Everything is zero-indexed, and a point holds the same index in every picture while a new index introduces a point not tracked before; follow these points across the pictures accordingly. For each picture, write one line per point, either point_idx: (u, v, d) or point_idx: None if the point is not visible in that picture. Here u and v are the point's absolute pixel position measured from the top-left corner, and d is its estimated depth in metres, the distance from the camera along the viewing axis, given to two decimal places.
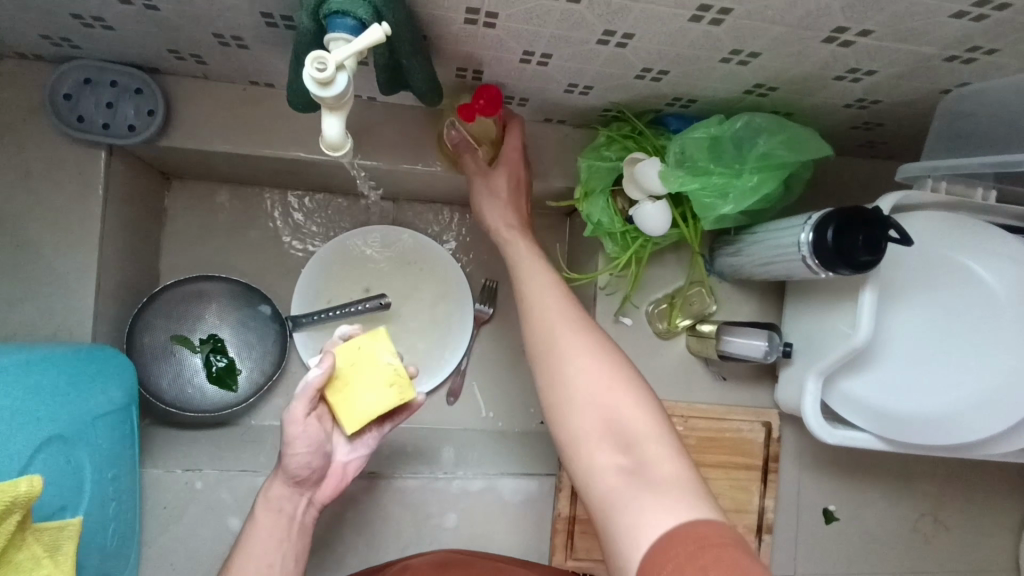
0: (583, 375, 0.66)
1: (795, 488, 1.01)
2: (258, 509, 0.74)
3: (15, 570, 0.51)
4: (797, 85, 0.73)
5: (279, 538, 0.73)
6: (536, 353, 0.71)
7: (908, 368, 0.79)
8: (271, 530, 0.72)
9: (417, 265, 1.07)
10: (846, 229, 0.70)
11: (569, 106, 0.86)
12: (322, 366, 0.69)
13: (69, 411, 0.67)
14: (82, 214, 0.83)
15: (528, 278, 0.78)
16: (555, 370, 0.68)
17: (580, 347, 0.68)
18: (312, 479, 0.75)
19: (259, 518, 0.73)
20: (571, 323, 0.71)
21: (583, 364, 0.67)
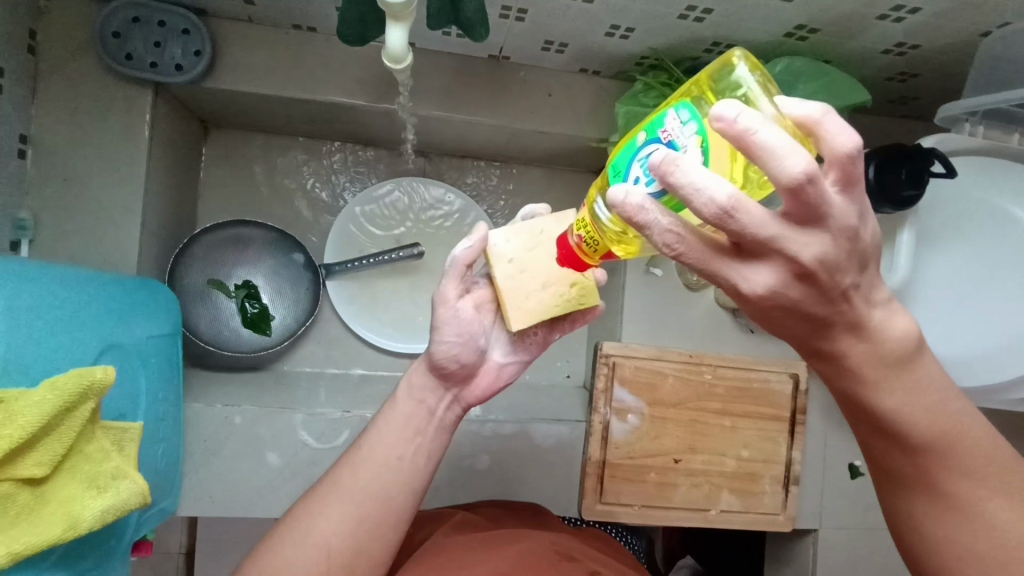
0: (944, 517, 0.56)
1: (820, 442, 1.02)
2: (396, 397, 0.69)
3: (86, 460, 0.53)
4: (838, 26, 0.75)
5: (415, 437, 0.67)
6: (880, 472, 0.59)
7: (943, 314, 0.81)
8: (408, 423, 0.67)
9: (448, 220, 1.08)
10: (887, 166, 0.71)
11: (607, 53, 0.88)
12: (473, 242, 0.60)
13: (125, 329, 0.69)
14: (129, 151, 0.85)
15: (887, 387, 0.52)
16: (916, 503, 0.57)
17: (959, 481, 0.55)
18: (462, 375, 0.68)
19: (398, 407, 0.68)
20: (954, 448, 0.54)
21: (1000, 513, 0.54)
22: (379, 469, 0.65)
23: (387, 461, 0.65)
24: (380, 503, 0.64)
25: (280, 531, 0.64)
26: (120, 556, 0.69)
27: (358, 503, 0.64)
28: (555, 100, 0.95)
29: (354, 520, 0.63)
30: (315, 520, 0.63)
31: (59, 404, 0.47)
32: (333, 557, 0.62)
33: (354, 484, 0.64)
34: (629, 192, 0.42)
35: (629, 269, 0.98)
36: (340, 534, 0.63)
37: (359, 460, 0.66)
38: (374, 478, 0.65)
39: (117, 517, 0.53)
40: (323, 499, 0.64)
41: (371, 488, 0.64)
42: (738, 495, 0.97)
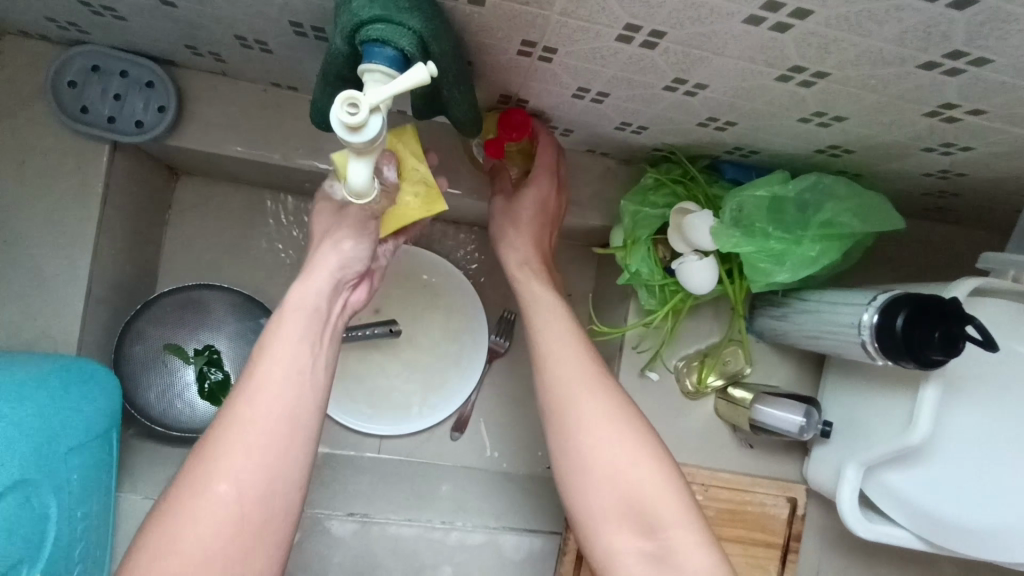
0: (582, 392, 0.67)
1: (813, 570, 0.93)
2: (284, 312, 0.62)
3: None
4: (878, 151, 0.65)
5: (308, 346, 0.61)
6: (548, 417, 0.69)
7: (960, 470, 0.72)
8: (305, 329, 0.61)
9: (432, 290, 1.00)
10: (919, 320, 0.63)
11: (616, 142, 0.79)
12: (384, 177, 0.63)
13: (39, 455, 0.60)
14: (78, 212, 0.77)
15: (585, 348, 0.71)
16: (568, 432, 0.66)
17: (603, 400, 0.67)
18: (354, 275, 0.68)
19: (288, 320, 0.61)
20: (589, 369, 0.69)
21: (589, 404, 0.66)
22: (278, 388, 0.58)
23: (289, 375, 0.58)
24: (287, 420, 0.57)
25: (175, 489, 0.54)
26: None
27: (265, 433, 0.56)
28: None
29: (264, 449, 0.55)
30: (219, 469, 0.54)
31: None
32: (246, 496, 0.54)
33: (256, 416, 0.56)
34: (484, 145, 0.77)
35: (622, 370, 0.90)
36: (250, 463, 0.55)
37: (251, 389, 0.57)
38: (279, 401, 0.57)
39: None
40: (221, 447, 0.55)
41: (274, 412, 0.57)
42: None
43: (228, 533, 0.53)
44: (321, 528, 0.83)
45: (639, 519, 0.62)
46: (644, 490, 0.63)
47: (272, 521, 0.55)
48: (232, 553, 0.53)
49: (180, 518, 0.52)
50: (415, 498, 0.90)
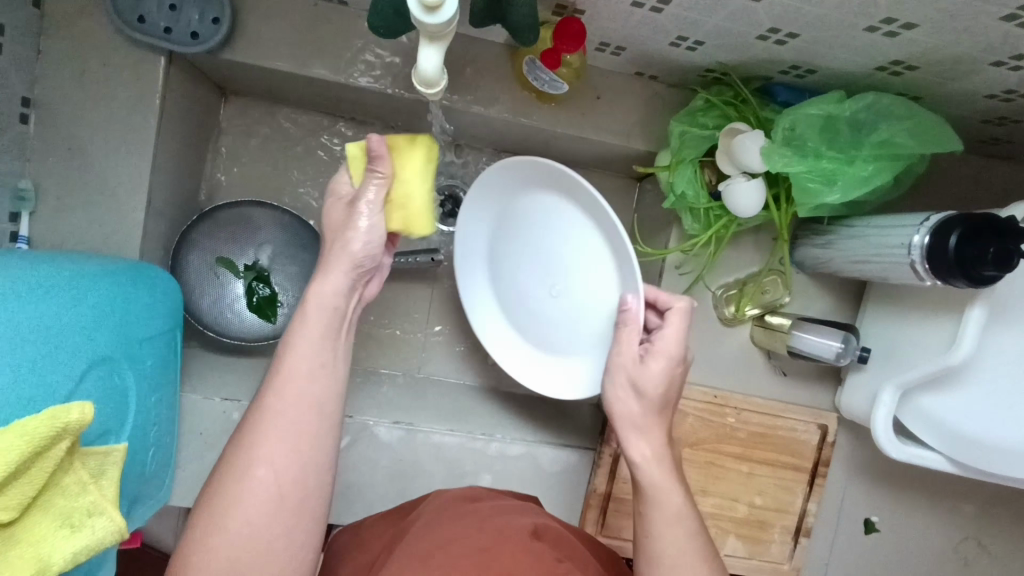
0: (665, 517, 0.62)
1: (838, 494, 0.97)
2: (306, 306, 0.61)
3: (62, 494, 0.49)
4: (942, 67, 0.64)
5: (329, 339, 0.61)
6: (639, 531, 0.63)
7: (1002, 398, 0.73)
8: (323, 327, 0.61)
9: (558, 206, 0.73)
10: (974, 238, 0.63)
11: (669, 62, 0.78)
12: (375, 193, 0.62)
13: (117, 339, 0.63)
14: (136, 123, 0.79)
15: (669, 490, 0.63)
16: None
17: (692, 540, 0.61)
18: (371, 271, 0.65)
19: (310, 315, 0.61)
20: (691, 539, 0.61)
21: (671, 533, 0.61)
22: (304, 379, 0.59)
23: (313, 368, 0.60)
24: (315, 410, 0.59)
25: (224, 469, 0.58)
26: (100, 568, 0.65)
27: (292, 422, 0.58)
28: (603, 104, 0.85)
29: (294, 438, 0.58)
30: (253, 458, 0.57)
31: (27, 451, 0.43)
32: (282, 481, 0.57)
33: (280, 412, 0.58)
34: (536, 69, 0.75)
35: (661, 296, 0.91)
36: (280, 454, 0.57)
37: (278, 383, 0.59)
38: (306, 391, 0.59)
39: (90, 555, 0.50)
40: (257, 436, 0.57)
41: (295, 403, 0.59)
42: (744, 540, 0.93)
43: (266, 520, 0.56)
44: (370, 434, 0.87)
45: None
46: None
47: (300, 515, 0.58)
48: (267, 541, 0.56)
49: (222, 506, 0.56)
50: (456, 414, 0.94)
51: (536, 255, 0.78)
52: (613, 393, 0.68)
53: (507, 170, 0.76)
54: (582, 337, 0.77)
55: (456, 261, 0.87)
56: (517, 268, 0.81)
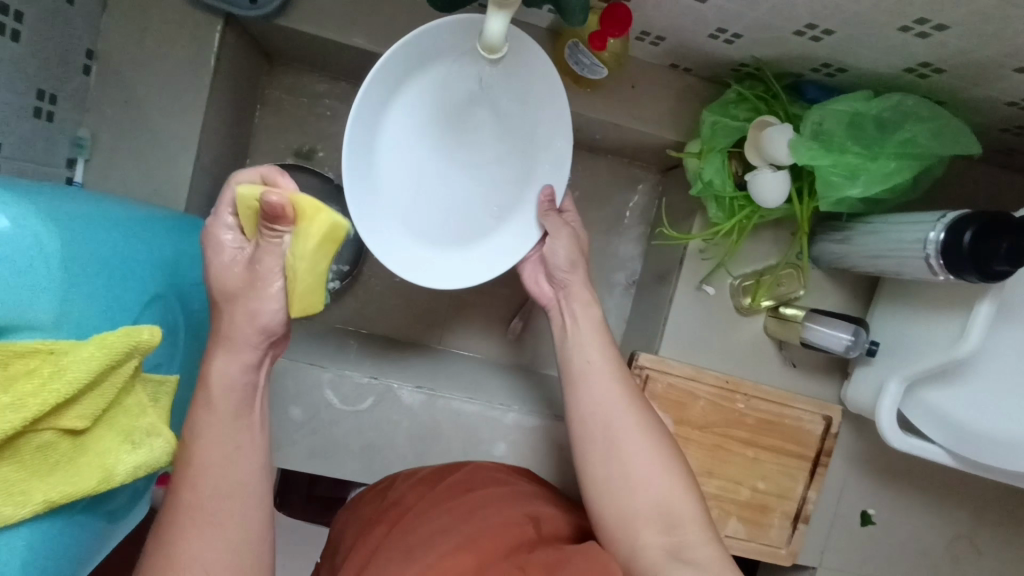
0: (615, 409, 0.71)
1: (838, 485, 1.00)
2: (208, 390, 0.58)
3: (124, 413, 0.52)
4: (968, 71, 0.68)
5: (239, 418, 0.59)
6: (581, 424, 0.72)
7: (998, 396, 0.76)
8: (233, 408, 0.59)
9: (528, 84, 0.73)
10: (987, 234, 0.67)
11: (706, 54, 0.81)
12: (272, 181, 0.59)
13: (171, 278, 0.67)
14: (192, 81, 0.82)
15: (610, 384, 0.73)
16: (626, 484, 0.68)
17: (643, 418, 0.71)
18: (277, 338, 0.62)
19: (215, 403, 0.58)
20: (647, 425, 0.71)
21: (624, 419, 0.70)
22: (225, 461, 0.57)
23: (229, 487, 0.57)
24: (241, 488, 0.57)
25: (172, 515, 0.55)
26: (141, 500, 0.68)
27: (227, 495, 0.56)
28: (638, 92, 0.88)
29: (225, 519, 0.56)
30: (187, 535, 0.54)
31: (107, 362, 0.47)
32: (221, 562, 0.54)
33: (217, 445, 0.57)
34: (576, 51, 0.79)
35: (680, 282, 0.95)
36: (228, 482, 0.57)
37: (210, 430, 0.58)
38: (236, 469, 0.57)
39: (146, 472, 0.53)
40: (179, 531, 0.54)
41: (229, 444, 0.58)
42: (745, 524, 0.96)
43: (229, 548, 0.55)
44: (393, 396, 0.90)
45: (676, 549, 0.65)
46: (667, 503, 0.67)
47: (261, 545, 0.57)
48: None
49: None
50: (474, 383, 0.98)
51: (410, 138, 0.73)
52: (561, 280, 0.80)
53: (400, 54, 0.65)
54: (510, 201, 0.80)
55: (342, 175, 0.67)
56: (387, 163, 0.72)
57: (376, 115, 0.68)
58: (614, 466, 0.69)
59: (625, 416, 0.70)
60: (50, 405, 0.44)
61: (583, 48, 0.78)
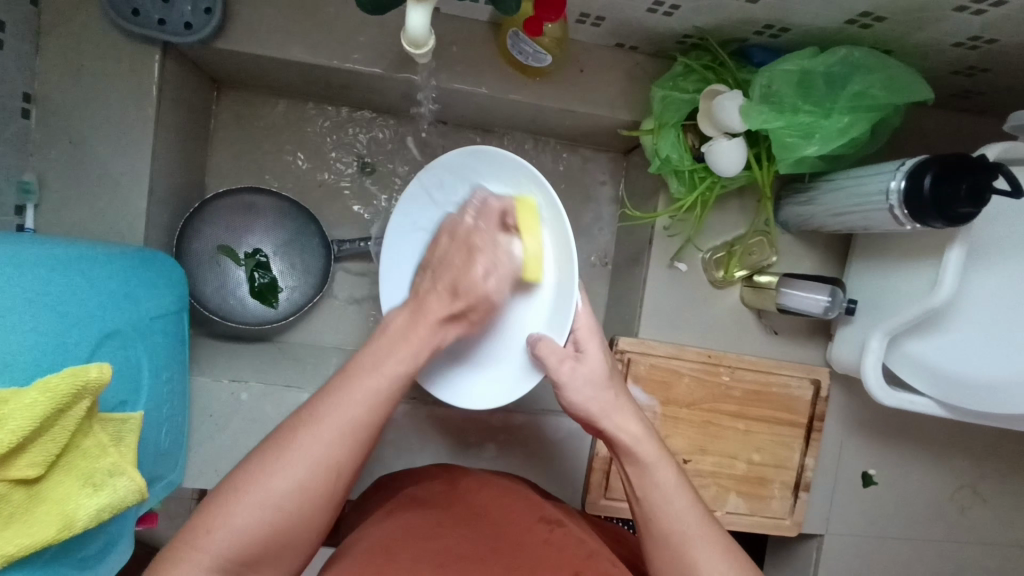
0: (672, 504, 0.61)
1: (835, 449, 0.99)
2: (354, 383, 0.59)
3: (83, 455, 0.51)
4: (910, 15, 0.67)
5: (344, 447, 0.56)
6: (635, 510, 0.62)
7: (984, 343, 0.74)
8: (344, 425, 0.57)
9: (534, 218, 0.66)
10: (946, 176, 0.66)
11: (649, 30, 0.80)
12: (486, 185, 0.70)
13: (127, 313, 0.65)
14: (135, 114, 0.81)
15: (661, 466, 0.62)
16: None
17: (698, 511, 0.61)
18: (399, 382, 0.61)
19: (340, 400, 0.57)
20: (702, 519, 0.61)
21: (680, 515, 0.60)
22: (301, 474, 0.54)
23: (289, 496, 0.54)
24: (298, 501, 0.54)
25: (273, 443, 0.56)
26: (125, 540, 0.67)
27: (283, 503, 0.54)
28: (587, 76, 0.87)
29: (267, 518, 0.53)
30: (227, 512, 0.53)
31: (52, 405, 0.45)
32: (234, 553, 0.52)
33: (340, 418, 0.56)
34: (517, 41, 0.78)
35: (652, 262, 0.94)
36: (288, 486, 0.54)
37: (343, 393, 0.58)
38: (300, 480, 0.54)
39: (113, 513, 0.51)
40: (231, 498, 0.53)
41: (343, 428, 0.56)
42: (745, 498, 0.95)
43: (277, 522, 0.54)
44: None
45: None
46: None
47: (290, 542, 0.55)
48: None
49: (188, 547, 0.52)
50: None
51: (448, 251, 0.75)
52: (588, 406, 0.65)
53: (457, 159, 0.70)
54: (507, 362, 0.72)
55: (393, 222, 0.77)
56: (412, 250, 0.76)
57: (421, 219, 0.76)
58: (669, 548, 0.59)
59: (681, 511, 0.61)
60: None
61: (524, 37, 0.77)
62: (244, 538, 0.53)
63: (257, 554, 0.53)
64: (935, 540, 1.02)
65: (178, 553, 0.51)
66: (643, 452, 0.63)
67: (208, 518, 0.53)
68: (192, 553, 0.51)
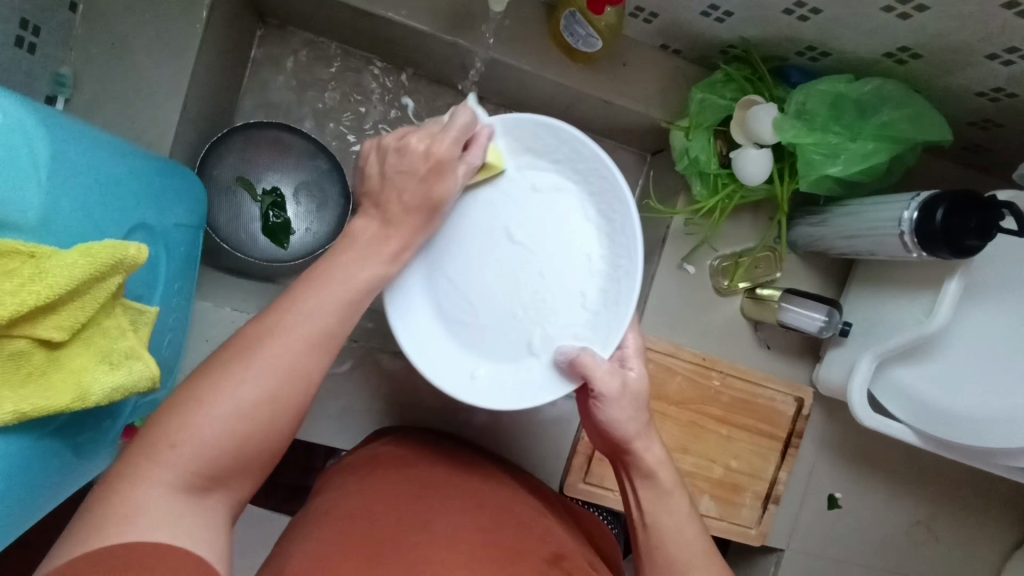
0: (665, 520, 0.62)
1: (807, 468, 1.02)
2: (325, 278, 0.54)
3: (102, 333, 0.50)
4: (945, 55, 0.72)
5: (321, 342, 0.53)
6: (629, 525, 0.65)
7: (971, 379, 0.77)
8: (324, 326, 0.53)
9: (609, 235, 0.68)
10: (957, 211, 0.70)
11: (696, 35, 0.83)
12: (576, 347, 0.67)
13: (156, 211, 0.65)
14: (181, 26, 0.80)
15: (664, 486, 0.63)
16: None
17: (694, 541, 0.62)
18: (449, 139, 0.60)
19: (302, 300, 0.53)
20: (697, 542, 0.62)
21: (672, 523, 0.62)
22: (245, 388, 0.50)
23: (237, 413, 0.49)
24: (256, 414, 0.50)
25: (230, 351, 0.51)
26: (107, 444, 0.64)
27: (242, 417, 0.49)
28: (629, 70, 0.89)
29: (235, 421, 0.49)
30: (183, 429, 0.48)
31: (89, 271, 0.44)
32: (209, 459, 0.48)
33: (309, 326, 0.52)
34: (567, 22, 0.80)
35: (663, 260, 0.97)
36: (253, 399, 0.50)
37: (318, 287, 0.54)
38: (265, 386, 0.50)
39: (123, 396, 0.51)
40: (193, 402, 0.49)
41: (312, 331, 0.52)
42: (716, 502, 0.97)
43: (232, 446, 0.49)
44: None
45: None
46: None
47: (247, 454, 0.50)
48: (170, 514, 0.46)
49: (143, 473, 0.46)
50: None
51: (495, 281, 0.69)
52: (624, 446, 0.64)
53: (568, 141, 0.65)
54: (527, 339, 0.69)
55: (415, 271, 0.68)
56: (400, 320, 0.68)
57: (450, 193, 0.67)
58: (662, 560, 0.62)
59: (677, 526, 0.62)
60: (27, 306, 0.42)
61: (579, 18, 0.79)
62: (211, 454, 0.48)
63: (227, 471, 0.50)
64: (887, 570, 1.06)
65: (136, 469, 0.46)
66: (660, 478, 0.63)
67: (173, 429, 0.48)
68: (152, 467, 0.46)
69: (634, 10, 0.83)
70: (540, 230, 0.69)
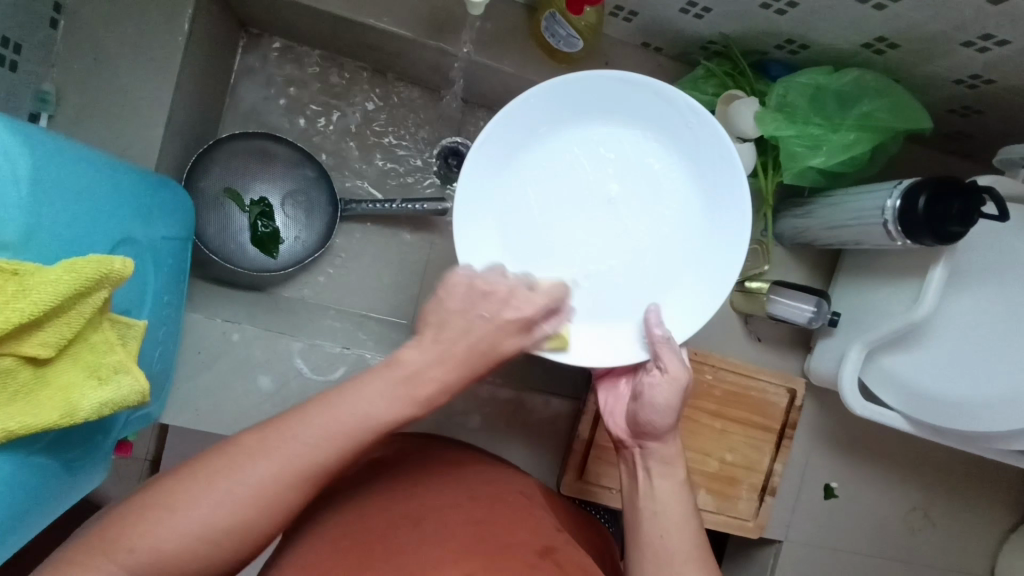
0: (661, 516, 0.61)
1: (802, 458, 1.03)
2: (345, 395, 0.53)
3: (90, 348, 0.50)
4: (921, 44, 0.72)
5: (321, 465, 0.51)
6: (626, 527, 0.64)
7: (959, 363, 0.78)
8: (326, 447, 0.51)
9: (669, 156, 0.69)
10: (939, 198, 0.70)
11: (677, 32, 0.84)
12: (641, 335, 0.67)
13: (142, 224, 0.65)
14: (163, 39, 0.80)
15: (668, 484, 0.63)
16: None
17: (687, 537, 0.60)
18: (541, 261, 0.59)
19: (326, 414, 0.52)
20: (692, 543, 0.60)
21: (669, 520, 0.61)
22: (223, 494, 0.49)
23: (212, 515, 0.48)
24: (225, 522, 0.49)
25: (213, 459, 0.50)
26: (98, 460, 0.64)
27: (207, 526, 0.48)
28: (611, 69, 0.89)
29: (197, 528, 0.48)
30: (137, 527, 0.47)
31: (74, 287, 0.45)
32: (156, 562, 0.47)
33: (303, 452, 0.51)
34: (547, 23, 0.81)
35: None
36: (218, 509, 0.49)
37: (354, 400, 0.53)
38: (243, 495, 0.49)
39: (112, 411, 0.51)
40: (164, 496, 0.49)
41: (304, 459, 0.50)
42: (713, 496, 0.97)
43: (236, 527, 0.49)
44: (366, 367, 0.91)
45: None
46: None
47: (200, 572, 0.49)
48: None
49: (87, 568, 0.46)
50: None
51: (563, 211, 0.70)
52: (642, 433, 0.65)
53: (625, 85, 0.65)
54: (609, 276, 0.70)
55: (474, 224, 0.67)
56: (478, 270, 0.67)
57: (519, 146, 0.67)
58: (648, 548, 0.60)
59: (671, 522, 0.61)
60: (12, 324, 0.42)
61: (560, 19, 0.79)
62: (165, 557, 0.48)
63: None
64: (885, 558, 1.06)
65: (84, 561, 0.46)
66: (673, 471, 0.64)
67: (130, 527, 0.47)
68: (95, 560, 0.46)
69: (614, 9, 0.83)
70: (616, 173, 0.69)
